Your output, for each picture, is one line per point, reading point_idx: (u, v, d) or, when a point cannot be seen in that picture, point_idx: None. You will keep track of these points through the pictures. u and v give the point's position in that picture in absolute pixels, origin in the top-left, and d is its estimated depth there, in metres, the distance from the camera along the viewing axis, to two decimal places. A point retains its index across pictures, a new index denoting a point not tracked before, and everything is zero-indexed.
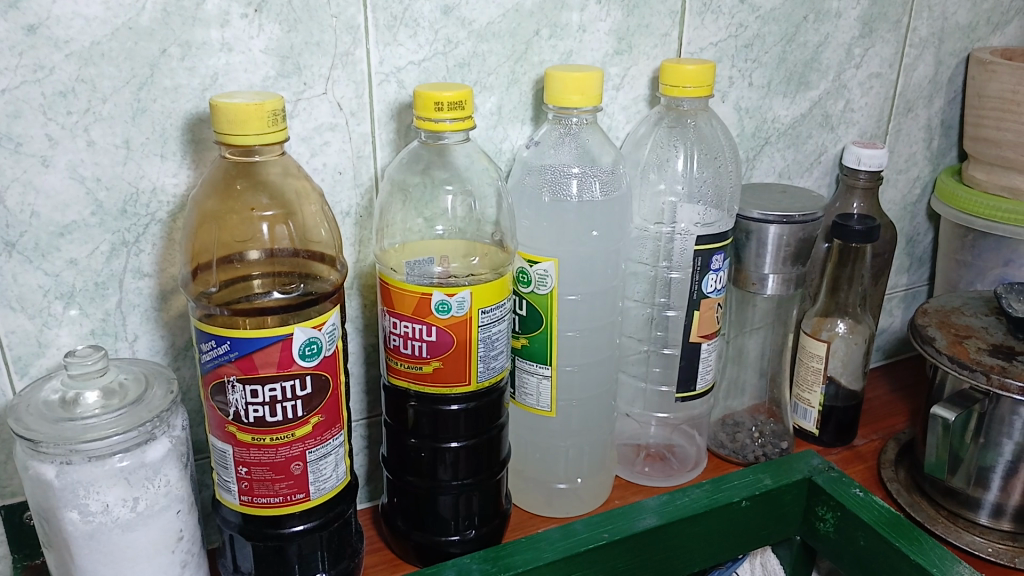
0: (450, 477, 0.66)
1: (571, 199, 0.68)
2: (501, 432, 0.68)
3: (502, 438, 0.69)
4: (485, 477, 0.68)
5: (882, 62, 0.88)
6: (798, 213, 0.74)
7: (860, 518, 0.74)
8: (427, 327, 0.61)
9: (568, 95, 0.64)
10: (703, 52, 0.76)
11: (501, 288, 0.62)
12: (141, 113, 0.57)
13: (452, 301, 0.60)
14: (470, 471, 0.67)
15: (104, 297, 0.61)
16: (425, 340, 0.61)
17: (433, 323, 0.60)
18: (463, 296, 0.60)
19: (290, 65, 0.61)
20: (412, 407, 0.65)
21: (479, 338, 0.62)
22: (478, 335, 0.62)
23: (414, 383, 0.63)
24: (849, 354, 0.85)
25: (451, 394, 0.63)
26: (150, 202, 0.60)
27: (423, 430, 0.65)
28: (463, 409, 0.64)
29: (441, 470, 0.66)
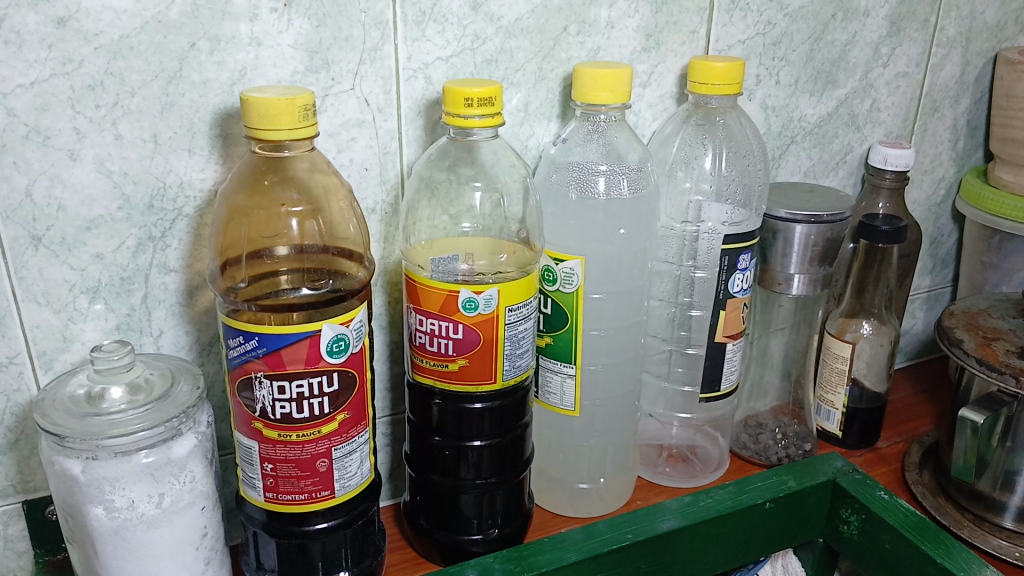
0: (473, 476, 0.66)
1: (598, 197, 0.67)
2: (525, 431, 0.68)
3: (527, 437, 0.68)
4: (509, 476, 0.67)
5: (909, 62, 0.87)
6: (826, 212, 0.74)
7: (884, 521, 0.73)
8: (454, 325, 0.60)
9: (596, 92, 0.64)
10: (731, 50, 0.75)
11: (527, 286, 0.61)
12: (169, 108, 0.57)
13: (479, 298, 0.59)
14: (494, 471, 0.66)
15: (129, 293, 0.61)
16: (451, 338, 0.61)
17: (459, 321, 0.60)
18: (490, 294, 0.59)
19: (318, 61, 0.60)
20: (437, 405, 0.64)
21: (505, 336, 0.61)
22: (505, 333, 0.61)
23: (439, 380, 0.63)
24: (874, 355, 0.84)
25: (476, 392, 0.62)
26: (177, 197, 0.60)
27: (447, 427, 0.65)
28: (487, 407, 0.64)
29: (464, 469, 0.65)
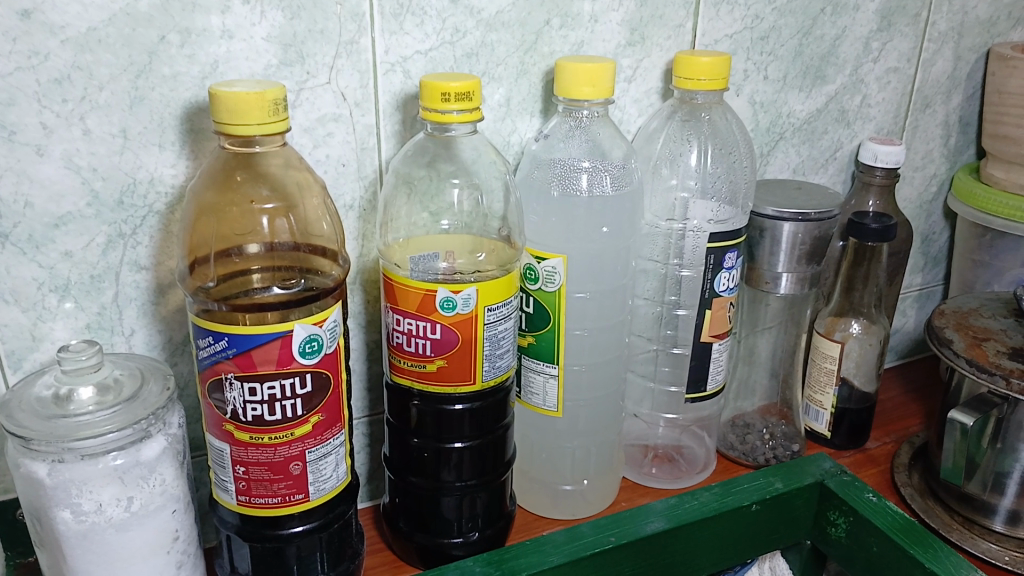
0: (453, 478, 0.65)
1: (581, 194, 0.66)
2: (506, 432, 0.66)
3: (508, 439, 0.67)
4: (491, 477, 0.66)
5: (900, 57, 0.86)
6: (814, 210, 0.72)
7: (872, 523, 0.73)
8: (432, 324, 0.59)
9: (579, 87, 0.63)
10: (717, 44, 0.74)
11: (508, 285, 0.60)
12: (139, 102, 0.56)
13: (457, 298, 0.58)
14: (473, 474, 0.65)
15: (100, 291, 0.59)
16: (429, 338, 0.59)
17: (437, 321, 0.58)
18: (468, 293, 0.58)
19: (293, 54, 0.59)
20: (415, 406, 0.63)
21: (484, 336, 0.60)
22: (484, 333, 0.60)
23: (417, 381, 0.61)
24: (863, 354, 0.83)
25: (455, 393, 0.61)
26: (147, 193, 0.58)
27: (426, 429, 0.63)
28: (468, 409, 0.62)
29: (444, 471, 0.64)
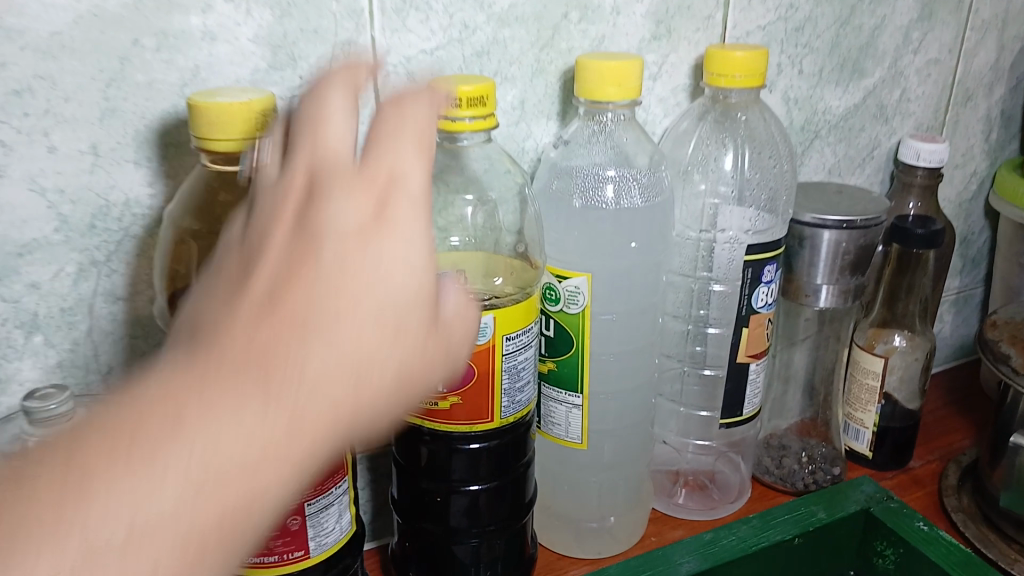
0: (469, 523, 0.58)
1: (607, 206, 0.60)
2: (527, 469, 0.60)
3: (528, 476, 0.61)
4: (510, 519, 0.60)
5: (942, 47, 0.79)
6: (860, 217, 0.66)
7: (927, 557, 0.67)
8: None
9: (603, 88, 0.56)
10: (749, 36, 0.67)
11: (527, 311, 0.54)
12: (110, 114, 0.49)
13: None
14: (491, 517, 0.59)
15: (71, 325, 0.53)
16: None
17: None
18: (485, 322, 0.52)
19: (283, 56, 0.52)
20: (425, 445, 0.57)
21: (503, 368, 0.54)
22: (502, 365, 0.53)
23: (427, 419, 0.55)
24: (907, 369, 0.77)
25: (471, 432, 0.55)
26: (122, 216, 0.52)
27: (437, 469, 0.57)
28: (484, 448, 0.56)
29: (458, 516, 0.58)
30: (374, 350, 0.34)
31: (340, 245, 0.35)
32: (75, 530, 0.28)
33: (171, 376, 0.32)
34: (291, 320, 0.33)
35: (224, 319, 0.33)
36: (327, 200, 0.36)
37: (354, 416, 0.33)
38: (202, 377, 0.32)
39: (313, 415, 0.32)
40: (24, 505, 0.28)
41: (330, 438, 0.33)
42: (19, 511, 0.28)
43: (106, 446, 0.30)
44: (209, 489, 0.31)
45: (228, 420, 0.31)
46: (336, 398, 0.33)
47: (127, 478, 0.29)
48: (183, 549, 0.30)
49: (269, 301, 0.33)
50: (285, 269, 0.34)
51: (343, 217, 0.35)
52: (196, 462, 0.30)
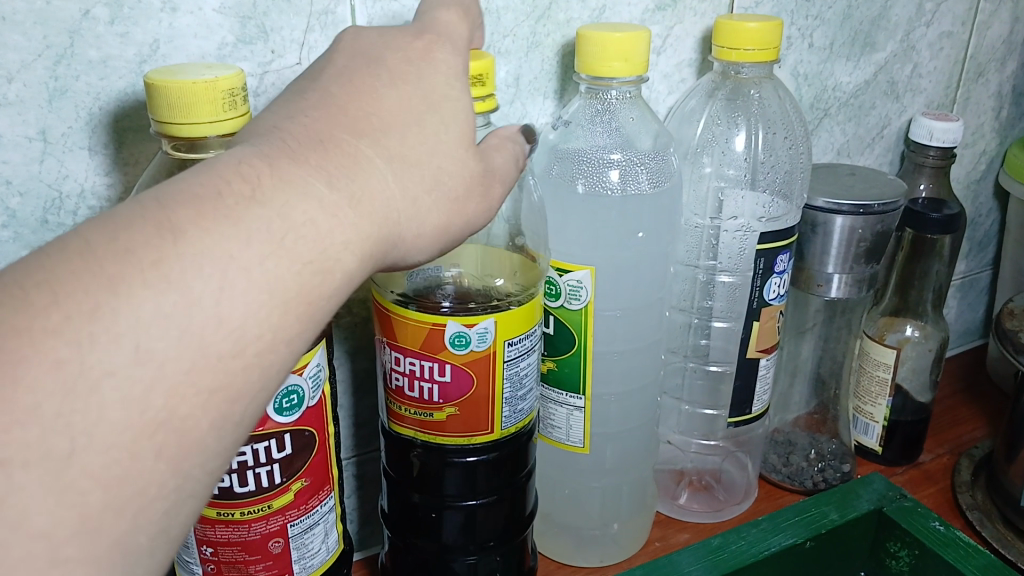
0: (465, 539, 0.54)
1: (613, 193, 0.55)
2: (527, 480, 0.56)
3: (529, 487, 0.56)
4: (511, 535, 0.55)
5: (955, 20, 0.75)
6: (877, 202, 0.62)
7: (944, 560, 0.63)
8: (440, 365, 0.48)
9: (606, 62, 0.51)
10: (759, 7, 0.63)
11: (530, 313, 0.49)
12: (60, 95, 0.44)
13: (471, 333, 0.47)
14: (487, 532, 0.54)
15: None
16: (436, 382, 0.48)
17: (447, 361, 0.47)
18: (485, 327, 0.47)
19: (253, 28, 0.47)
20: (417, 456, 0.52)
21: (504, 376, 0.49)
22: (503, 372, 0.49)
23: (419, 431, 0.50)
24: (919, 360, 0.73)
25: (470, 444, 0.50)
26: (77, 208, 0.46)
27: (430, 484, 0.53)
28: (480, 460, 0.52)
29: (454, 533, 0.54)
30: (421, 153, 0.35)
31: (384, 66, 0.36)
32: (174, 279, 0.28)
33: (243, 156, 0.32)
34: (347, 117, 0.34)
35: (283, 116, 0.34)
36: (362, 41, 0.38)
37: (404, 213, 0.35)
38: (274, 155, 0.32)
39: (375, 194, 0.33)
40: (119, 255, 0.28)
41: (388, 223, 0.34)
42: (116, 259, 0.28)
43: (193, 207, 0.29)
44: (292, 248, 0.30)
45: (303, 187, 0.31)
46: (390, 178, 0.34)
47: (218, 231, 0.29)
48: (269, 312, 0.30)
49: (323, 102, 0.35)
50: (331, 86, 0.35)
51: (386, 56, 0.37)
52: (280, 223, 0.30)
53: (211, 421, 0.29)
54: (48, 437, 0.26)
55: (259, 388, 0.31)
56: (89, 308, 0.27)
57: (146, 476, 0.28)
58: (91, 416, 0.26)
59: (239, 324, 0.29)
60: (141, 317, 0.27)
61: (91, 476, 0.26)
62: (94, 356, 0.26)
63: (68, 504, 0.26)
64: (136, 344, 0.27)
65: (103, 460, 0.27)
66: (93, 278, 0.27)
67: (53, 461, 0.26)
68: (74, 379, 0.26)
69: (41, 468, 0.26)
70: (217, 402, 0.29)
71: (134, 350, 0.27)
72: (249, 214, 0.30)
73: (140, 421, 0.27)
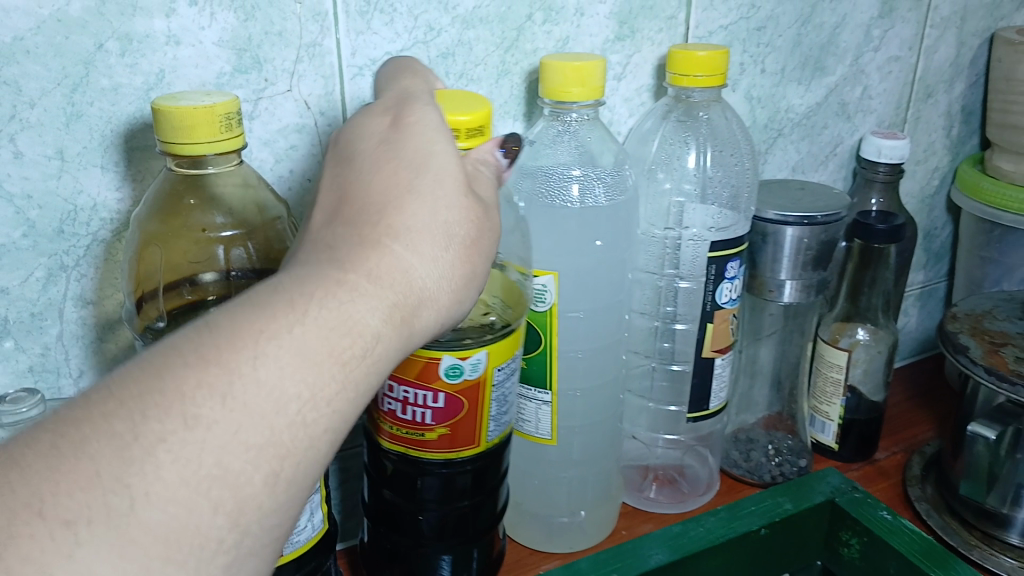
0: (437, 534, 0.59)
1: (571, 205, 0.61)
2: (501, 481, 0.61)
3: (501, 488, 0.61)
4: (483, 530, 0.61)
5: (902, 45, 0.81)
6: (820, 213, 0.67)
7: (889, 545, 0.68)
8: (433, 394, 0.52)
9: (567, 87, 0.57)
10: (712, 36, 0.68)
11: (515, 341, 0.54)
12: (76, 119, 0.49)
13: (464, 364, 0.51)
14: (465, 528, 0.60)
15: (42, 330, 0.53)
16: (430, 407, 0.53)
17: (440, 389, 0.52)
18: (477, 358, 0.51)
19: (247, 59, 0.53)
20: (391, 461, 0.57)
21: (492, 397, 0.54)
22: (492, 394, 0.54)
23: (405, 445, 0.55)
24: (871, 362, 0.79)
25: (456, 459, 0.55)
26: (90, 220, 0.52)
27: (410, 487, 0.57)
28: (458, 470, 0.56)
29: (429, 529, 0.59)
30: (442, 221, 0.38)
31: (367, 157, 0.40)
32: (210, 356, 0.31)
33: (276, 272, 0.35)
34: (360, 209, 0.37)
35: (307, 236, 0.38)
36: (346, 142, 0.42)
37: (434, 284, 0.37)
38: (300, 262, 0.36)
39: (391, 262, 0.36)
40: (163, 351, 0.31)
41: (412, 291, 0.36)
42: (161, 354, 0.31)
43: (226, 308, 0.33)
44: (316, 315, 0.33)
45: (324, 274, 0.34)
46: (404, 245, 0.36)
47: (243, 314, 0.32)
48: (301, 378, 0.32)
49: (335, 209, 0.38)
50: (342, 190, 0.39)
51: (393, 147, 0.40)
52: (299, 299, 0.33)
53: (265, 478, 0.31)
54: (106, 498, 0.28)
55: (308, 446, 0.32)
56: (140, 394, 0.30)
57: (205, 530, 0.30)
58: (148, 479, 0.29)
59: (276, 386, 0.31)
60: (184, 391, 0.30)
61: (150, 532, 0.28)
62: (148, 428, 0.29)
63: (129, 557, 0.28)
64: (183, 413, 0.30)
65: (160, 515, 0.29)
66: (146, 376, 0.30)
67: (113, 519, 0.28)
68: (130, 446, 0.29)
69: (103, 525, 0.28)
70: (268, 458, 0.31)
71: (182, 417, 0.29)
72: (272, 300, 0.33)
73: (195, 477, 0.29)
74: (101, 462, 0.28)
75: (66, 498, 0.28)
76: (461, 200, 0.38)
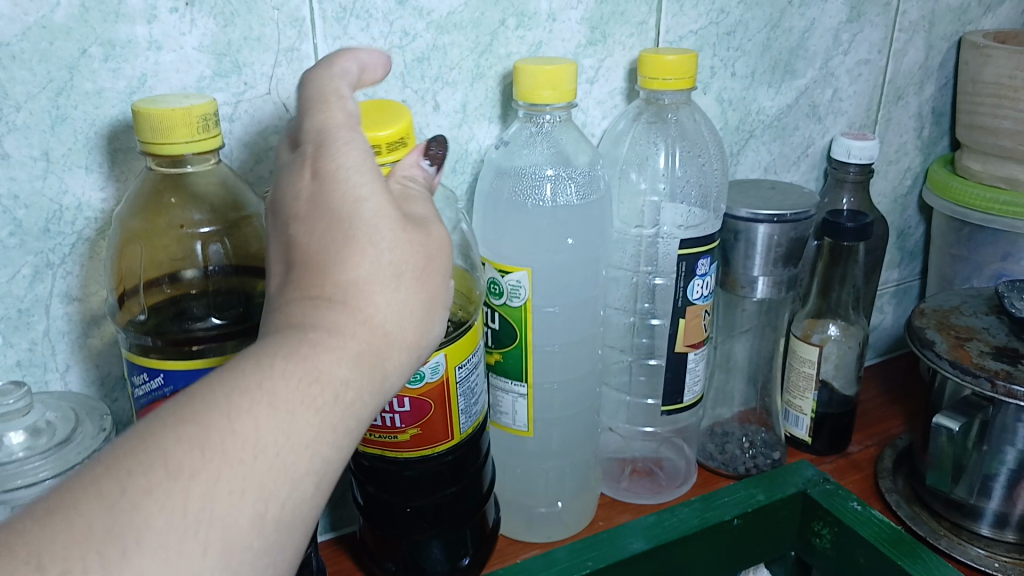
0: (428, 521, 0.61)
1: (544, 203, 0.63)
2: (482, 463, 0.62)
3: (484, 468, 0.63)
4: (471, 512, 0.62)
5: (871, 48, 0.83)
6: (789, 211, 0.69)
7: (858, 534, 0.70)
8: (399, 399, 0.54)
9: (539, 91, 0.59)
10: (682, 41, 0.71)
11: (472, 337, 0.56)
12: (61, 122, 0.51)
13: (424, 368, 0.53)
14: (451, 513, 0.61)
15: (29, 325, 0.55)
16: (397, 412, 0.54)
17: (404, 395, 0.53)
18: (437, 361, 0.53)
19: (227, 64, 0.55)
20: (368, 459, 0.59)
21: (458, 390, 0.56)
22: (457, 387, 0.55)
23: (380, 449, 0.56)
24: (842, 357, 0.80)
25: (432, 454, 0.57)
26: (75, 219, 0.54)
27: (392, 480, 0.59)
28: (440, 461, 0.58)
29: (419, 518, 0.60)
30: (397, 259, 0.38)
31: (296, 213, 0.39)
32: (183, 416, 0.32)
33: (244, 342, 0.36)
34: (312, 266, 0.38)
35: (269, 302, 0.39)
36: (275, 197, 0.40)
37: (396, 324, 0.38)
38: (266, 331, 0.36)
39: (353, 314, 0.37)
40: (139, 421, 0.32)
41: (377, 336, 0.37)
42: (137, 422, 0.32)
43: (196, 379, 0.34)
44: (281, 371, 0.34)
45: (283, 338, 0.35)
46: (358, 293, 0.37)
47: (210, 382, 0.33)
48: (278, 431, 0.33)
49: (287, 274, 0.39)
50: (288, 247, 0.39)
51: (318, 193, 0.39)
52: (262, 361, 0.34)
53: (251, 519, 0.32)
54: (98, 549, 0.28)
55: (291, 488, 0.33)
56: (120, 456, 0.30)
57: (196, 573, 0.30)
58: (138, 527, 0.29)
59: (253, 435, 0.32)
60: (163, 446, 0.31)
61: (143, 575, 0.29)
62: (135, 483, 0.30)
63: None
64: (165, 464, 0.30)
65: (153, 559, 0.29)
66: (126, 440, 0.31)
67: (106, 567, 0.28)
68: (117, 499, 0.29)
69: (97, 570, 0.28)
70: (251, 501, 0.32)
71: (164, 467, 0.30)
72: (237, 367, 0.34)
73: (185, 521, 0.30)
74: (89, 514, 0.29)
75: (61, 551, 0.28)
76: (403, 234, 0.39)
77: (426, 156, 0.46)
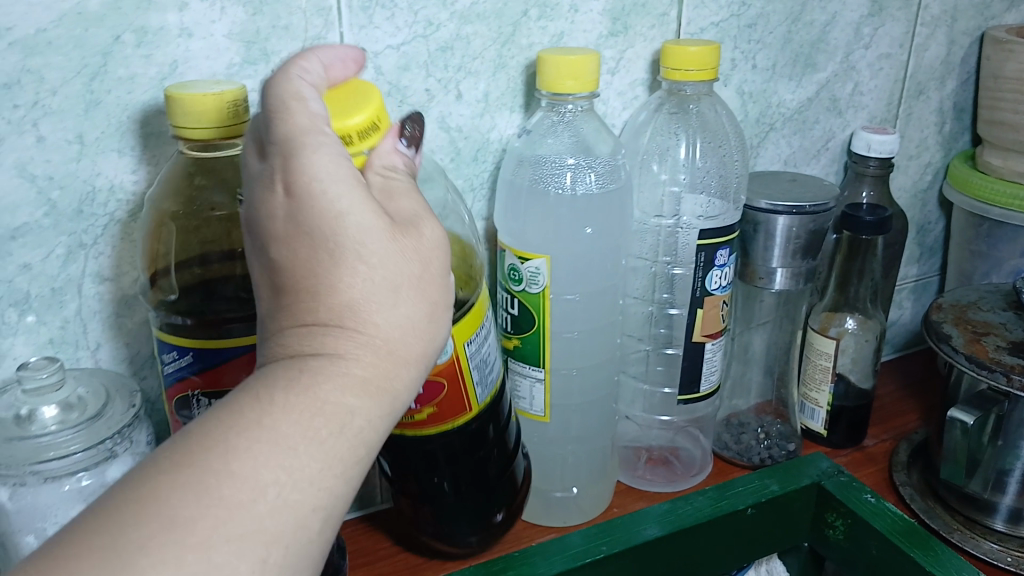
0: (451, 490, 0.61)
1: (564, 191, 0.64)
2: (500, 432, 0.62)
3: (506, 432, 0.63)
4: (495, 477, 0.63)
5: (892, 43, 0.83)
6: (809, 203, 0.69)
7: (872, 526, 0.70)
8: None
9: (561, 81, 0.60)
10: (703, 33, 0.71)
11: (479, 314, 0.56)
12: (94, 106, 0.53)
13: None
14: (477, 482, 0.62)
15: (62, 304, 0.56)
16: None
17: None
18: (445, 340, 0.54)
19: (256, 51, 0.56)
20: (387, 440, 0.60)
21: (470, 367, 0.56)
22: (469, 365, 0.56)
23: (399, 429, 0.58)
24: (858, 351, 0.81)
25: (452, 428, 0.58)
26: (107, 201, 0.55)
27: (411, 458, 0.60)
28: (456, 437, 0.58)
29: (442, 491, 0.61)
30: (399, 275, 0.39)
31: (275, 233, 0.39)
32: (184, 467, 0.33)
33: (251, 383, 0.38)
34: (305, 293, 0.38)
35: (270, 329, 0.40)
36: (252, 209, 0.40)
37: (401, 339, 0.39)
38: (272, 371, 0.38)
39: (356, 341, 0.38)
40: (141, 472, 0.34)
41: (382, 358, 0.39)
42: (139, 473, 0.34)
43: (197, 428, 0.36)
44: (278, 412, 0.36)
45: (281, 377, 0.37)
46: (354, 317, 0.38)
47: (208, 429, 0.35)
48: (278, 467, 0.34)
49: (278, 297, 0.39)
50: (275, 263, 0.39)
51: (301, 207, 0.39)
52: (260, 404, 0.36)
53: (251, 568, 0.33)
54: None
55: (293, 531, 0.34)
56: (120, 509, 0.32)
57: None
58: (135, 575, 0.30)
59: (255, 484, 0.34)
60: (164, 499, 0.32)
61: None
62: (132, 536, 0.31)
63: None
64: (165, 516, 0.32)
65: None
66: (129, 491, 0.32)
67: None
68: (115, 553, 0.30)
69: None
70: (251, 549, 0.33)
71: (165, 519, 0.32)
72: (235, 411, 0.36)
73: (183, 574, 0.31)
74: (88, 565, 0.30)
75: None
76: (395, 246, 0.39)
77: (401, 136, 0.44)
